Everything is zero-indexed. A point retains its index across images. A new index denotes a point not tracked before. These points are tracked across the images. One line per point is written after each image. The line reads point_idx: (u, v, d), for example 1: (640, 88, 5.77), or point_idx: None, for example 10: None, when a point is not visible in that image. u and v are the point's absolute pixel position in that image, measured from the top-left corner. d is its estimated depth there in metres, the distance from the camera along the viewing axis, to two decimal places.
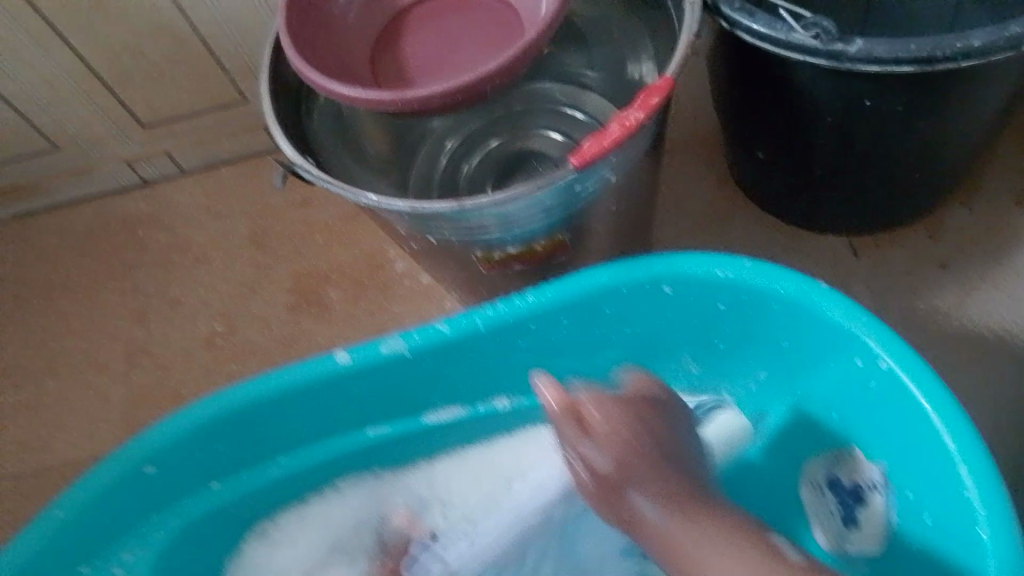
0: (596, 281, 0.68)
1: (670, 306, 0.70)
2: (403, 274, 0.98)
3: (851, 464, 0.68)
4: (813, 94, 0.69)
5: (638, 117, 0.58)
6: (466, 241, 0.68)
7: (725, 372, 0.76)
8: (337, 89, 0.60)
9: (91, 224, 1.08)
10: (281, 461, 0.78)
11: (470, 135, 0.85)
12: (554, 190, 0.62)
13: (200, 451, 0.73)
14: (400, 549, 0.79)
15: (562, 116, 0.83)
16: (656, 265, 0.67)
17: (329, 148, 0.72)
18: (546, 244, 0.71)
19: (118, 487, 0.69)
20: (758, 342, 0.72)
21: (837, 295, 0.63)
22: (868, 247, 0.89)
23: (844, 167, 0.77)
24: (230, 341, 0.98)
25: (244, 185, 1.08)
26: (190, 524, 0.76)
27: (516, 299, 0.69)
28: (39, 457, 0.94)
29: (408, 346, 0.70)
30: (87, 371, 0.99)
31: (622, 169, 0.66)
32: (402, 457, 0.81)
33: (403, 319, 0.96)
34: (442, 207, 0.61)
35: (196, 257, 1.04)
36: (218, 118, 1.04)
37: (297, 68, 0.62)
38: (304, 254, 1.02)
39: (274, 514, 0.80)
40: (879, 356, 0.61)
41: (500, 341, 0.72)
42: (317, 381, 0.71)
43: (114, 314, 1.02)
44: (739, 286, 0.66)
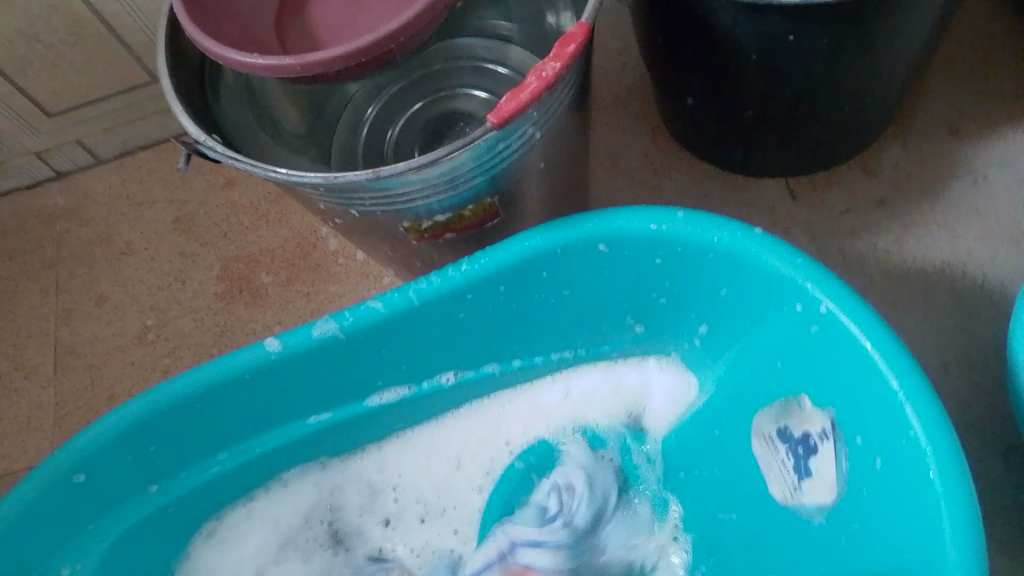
0: (529, 244, 0.65)
1: (607, 265, 0.68)
2: (336, 251, 0.95)
3: (802, 413, 0.67)
4: (737, 35, 0.67)
5: (555, 68, 0.55)
6: (390, 211, 0.65)
7: (668, 326, 0.75)
8: (235, 59, 0.57)
9: (4, 224, 1.03)
10: (220, 456, 0.75)
11: (390, 100, 0.81)
12: (476, 152, 0.59)
13: (133, 454, 0.69)
14: (354, 534, 0.77)
15: (486, 73, 0.80)
16: (589, 224, 0.65)
17: (239, 122, 0.68)
18: (475, 210, 0.69)
19: (46, 499, 0.66)
20: (699, 295, 0.70)
21: (773, 241, 0.62)
22: (805, 189, 0.88)
23: (774, 109, 0.76)
24: (162, 335, 0.94)
25: (164, 170, 1.03)
26: (131, 531, 0.73)
27: (449, 269, 0.67)
28: None
29: (341, 327, 0.68)
30: (12, 378, 0.94)
31: (545, 126, 0.63)
32: (348, 441, 0.79)
33: (340, 297, 0.93)
34: (359, 178, 0.58)
35: (118, 250, 0.99)
36: (128, 101, 0.98)
37: (194, 38, 0.58)
38: (232, 238, 0.98)
39: (220, 510, 0.78)
40: (819, 301, 0.60)
41: (437, 314, 0.70)
42: (249, 371, 0.68)
43: (37, 317, 0.97)
44: (675, 239, 0.64)
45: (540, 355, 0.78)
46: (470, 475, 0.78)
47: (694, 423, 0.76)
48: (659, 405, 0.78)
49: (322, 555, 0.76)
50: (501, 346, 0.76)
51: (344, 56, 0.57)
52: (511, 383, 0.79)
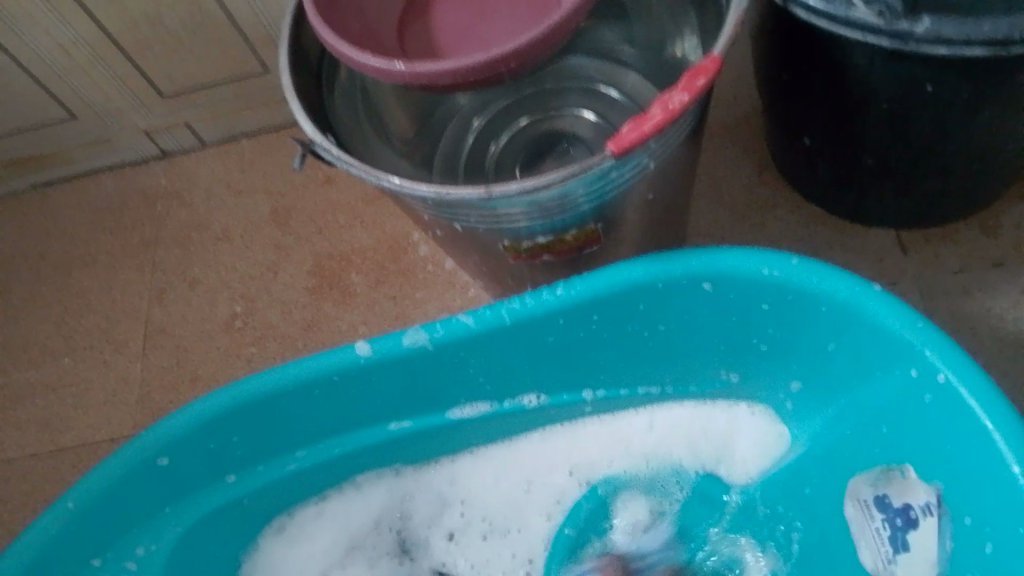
0: (631, 275, 0.64)
1: (709, 305, 0.66)
2: (426, 257, 0.95)
3: (905, 483, 0.62)
4: (869, 78, 0.65)
5: (682, 101, 0.54)
6: (493, 228, 0.64)
7: (764, 372, 0.72)
8: (346, 54, 0.57)
9: (110, 198, 1.06)
10: (298, 453, 0.75)
11: (499, 113, 0.80)
12: (588, 179, 0.58)
13: (216, 442, 0.70)
14: (420, 546, 0.76)
15: (596, 95, 0.78)
16: (694, 261, 0.63)
17: (350, 125, 0.69)
18: (577, 234, 0.67)
19: (130, 476, 0.67)
20: (803, 345, 0.68)
21: (893, 300, 0.59)
22: (918, 241, 0.83)
23: (897, 158, 0.73)
24: (249, 323, 0.95)
25: (266, 161, 1.05)
26: (205, 518, 0.73)
27: (544, 292, 0.65)
28: (53, 436, 0.92)
29: (431, 339, 0.67)
30: (104, 351, 0.97)
31: (660, 157, 0.61)
32: (423, 451, 0.78)
33: (426, 304, 0.92)
34: (469, 195, 0.57)
35: (215, 235, 1.01)
36: (239, 91, 1.00)
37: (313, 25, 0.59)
38: (325, 234, 0.98)
39: (291, 507, 0.77)
40: (937, 368, 0.57)
41: (528, 335, 0.69)
42: (337, 373, 0.68)
43: (133, 292, 1.00)
44: (788, 286, 0.62)
45: (627, 388, 0.75)
46: (546, 505, 0.75)
47: (781, 479, 0.72)
48: (748, 450, 0.74)
49: (387, 562, 0.75)
50: (590, 372, 0.74)
51: (452, 72, 0.56)
52: (593, 410, 0.77)
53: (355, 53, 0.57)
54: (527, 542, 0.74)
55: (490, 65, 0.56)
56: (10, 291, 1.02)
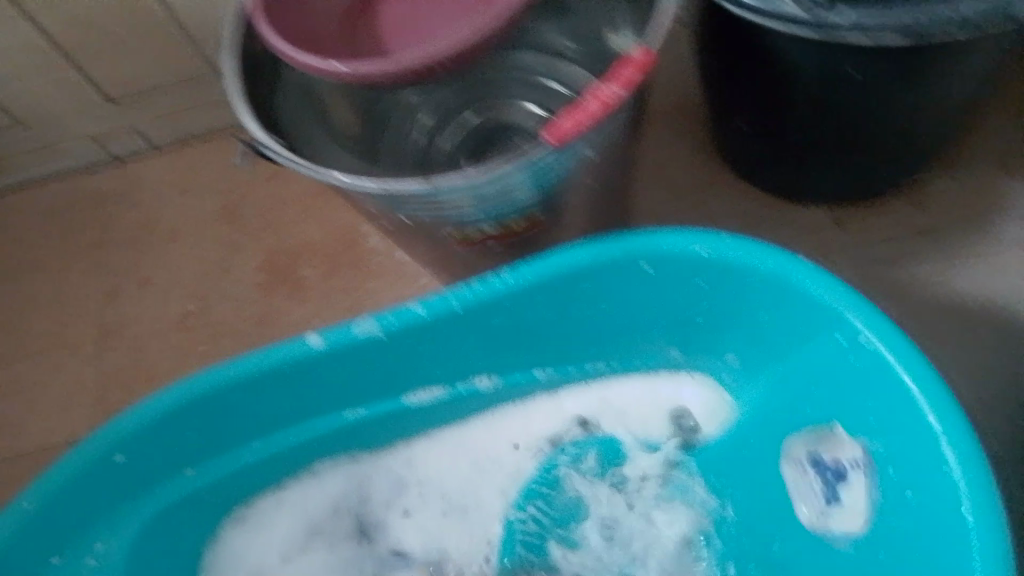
0: (572, 256, 0.66)
1: (648, 282, 0.69)
2: (377, 249, 0.96)
3: (834, 439, 0.67)
4: (793, 62, 0.68)
5: (616, 92, 0.58)
6: (438, 218, 0.67)
7: (704, 346, 0.75)
8: (288, 55, 0.61)
9: (56, 201, 1.06)
10: (255, 444, 0.76)
11: (444, 106, 0.82)
12: (529, 167, 0.61)
13: (173, 439, 0.71)
14: (379, 528, 0.77)
15: (537, 86, 0.81)
16: (632, 241, 0.65)
17: (297, 123, 0.71)
18: (522, 223, 0.70)
19: (86, 476, 0.68)
20: (739, 317, 0.71)
21: (818, 270, 0.62)
22: (847, 215, 0.88)
23: (824, 137, 0.76)
24: (203, 322, 0.96)
25: (213, 159, 1.05)
26: (164, 512, 0.74)
27: (490, 277, 0.68)
28: (10, 443, 0.92)
29: (382, 327, 0.69)
30: (57, 356, 0.96)
31: (598, 146, 0.64)
32: (379, 437, 0.79)
33: (378, 295, 0.94)
34: (411, 186, 0.59)
35: (165, 235, 1.01)
36: (183, 91, 1.00)
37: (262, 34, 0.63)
38: (276, 230, 0.99)
39: (249, 498, 0.78)
40: (860, 332, 0.60)
41: (476, 319, 0.71)
42: (290, 364, 0.70)
43: (84, 296, 1.00)
44: (721, 262, 0.65)
45: (575, 365, 0.78)
46: (503, 483, 0.78)
47: (727, 446, 0.76)
48: (694, 419, 0.77)
49: (348, 546, 0.77)
50: (538, 353, 0.76)
51: (387, 71, 0.59)
52: (544, 390, 0.80)
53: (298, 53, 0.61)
54: (484, 524, 0.77)
55: (422, 64, 0.59)
56: None
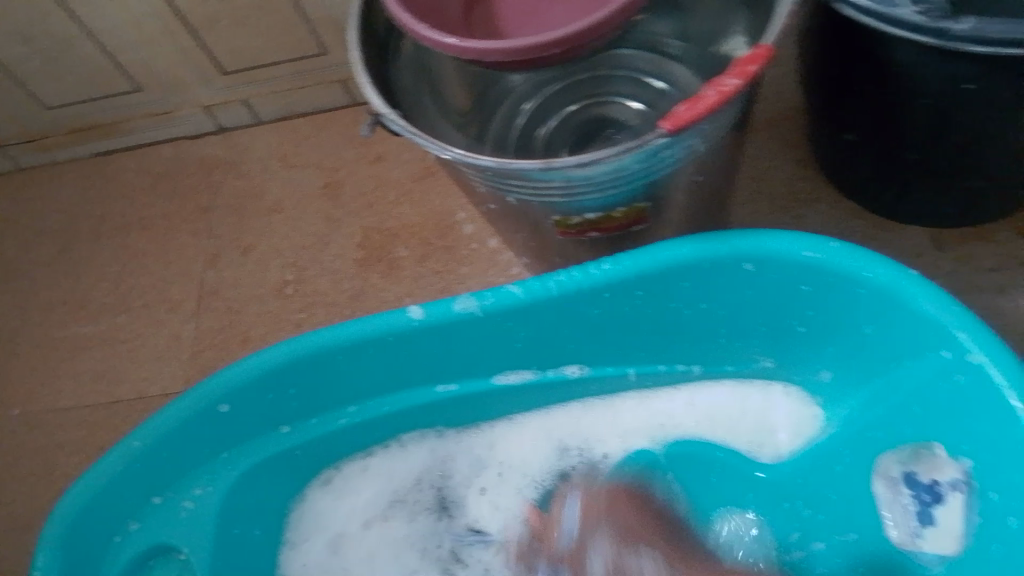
0: (677, 253, 0.67)
1: (750, 285, 0.69)
2: (471, 235, 0.98)
3: (933, 459, 0.66)
4: (914, 75, 0.67)
5: (735, 84, 0.57)
6: (546, 202, 0.68)
7: (797, 355, 0.75)
8: (405, 21, 0.62)
9: (168, 167, 1.11)
10: (348, 410, 0.78)
11: (549, 98, 0.83)
12: (644, 155, 0.61)
13: (274, 395, 0.74)
14: (459, 504, 0.79)
15: (642, 85, 0.82)
16: (740, 242, 0.66)
17: (411, 95, 0.72)
18: (625, 213, 0.71)
19: (193, 423, 0.71)
20: (840, 328, 0.70)
21: (928, 285, 0.62)
22: (951, 238, 0.86)
23: (935, 154, 0.75)
24: (300, 291, 0.98)
25: (319, 136, 1.09)
26: (258, 468, 0.76)
27: (592, 267, 0.69)
28: (109, 390, 0.96)
29: (482, 306, 0.71)
30: (159, 312, 1.01)
31: (709, 139, 0.65)
32: (466, 415, 0.81)
33: (469, 279, 0.96)
34: (531, 166, 0.60)
35: (268, 206, 1.05)
36: (298, 68, 1.04)
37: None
38: (375, 209, 1.02)
39: (338, 460, 0.81)
40: (968, 350, 0.60)
41: (574, 308, 0.72)
42: (390, 334, 0.72)
43: (187, 257, 1.04)
44: (829, 269, 0.65)
45: (664, 364, 0.79)
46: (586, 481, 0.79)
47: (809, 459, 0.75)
48: (785, 435, 0.77)
49: (427, 518, 0.79)
50: (630, 348, 0.77)
51: (499, 51, 0.60)
52: (635, 380, 0.80)
53: (416, 20, 0.62)
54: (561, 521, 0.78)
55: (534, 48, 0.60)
56: (69, 252, 1.07)
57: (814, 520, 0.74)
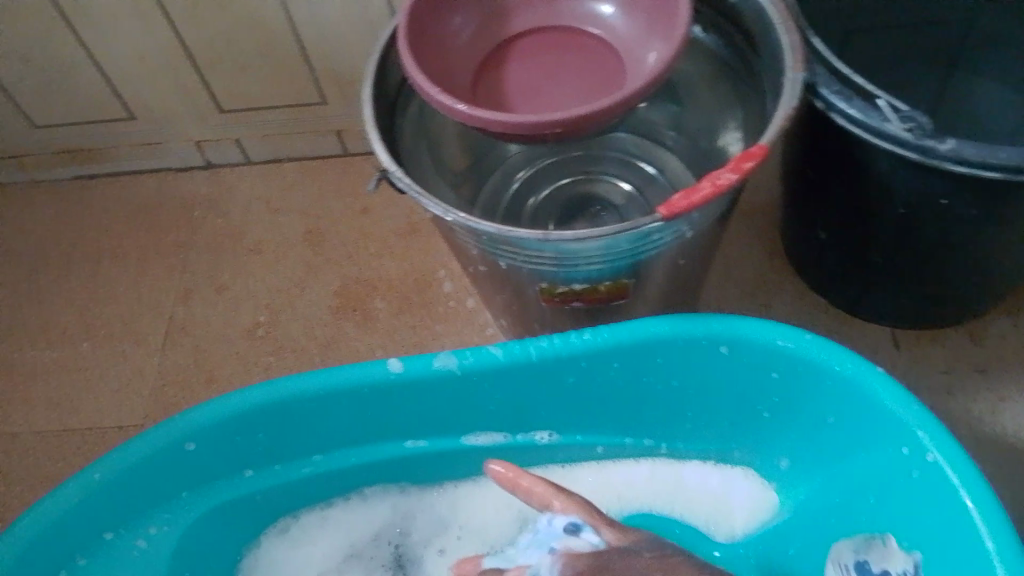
0: (655, 329, 0.69)
1: (723, 368, 0.72)
2: (449, 294, 1.00)
3: (885, 550, 0.67)
4: (890, 185, 0.72)
5: (731, 179, 0.60)
6: (535, 270, 0.70)
7: (762, 440, 0.78)
8: (419, 83, 0.64)
9: (149, 198, 1.11)
10: (315, 458, 0.78)
11: (541, 170, 0.86)
12: (636, 236, 0.63)
13: (243, 437, 0.73)
14: (415, 562, 0.79)
15: (632, 168, 0.86)
16: (717, 324, 0.68)
17: (413, 152, 0.75)
18: (609, 287, 0.72)
19: (157, 458, 0.70)
20: (805, 416, 0.73)
21: (893, 382, 0.65)
22: (909, 339, 0.90)
23: (901, 258, 0.80)
24: (272, 334, 0.98)
25: (307, 183, 1.10)
26: (216, 509, 0.75)
27: (572, 334, 0.70)
28: (64, 417, 0.94)
29: (460, 364, 0.72)
30: (124, 342, 0.99)
31: (698, 227, 0.68)
32: (431, 472, 0.81)
33: (444, 336, 0.97)
34: (528, 235, 0.62)
35: (248, 246, 1.05)
36: (294, 115, 1.06)
37: (402, 61, 0.66)
38: (355, 260, 1.03)
39: (297, 509, 0.80)
40: (927, 448, 0.62)
41: (550, 374, 0.73)
42: (368, 385, 0.72)
43: (160, 289, 1.03)
44: (799, 359, 0.68)
45: (631, 439, 0.80)
46: None
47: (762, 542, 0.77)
48: (740, 516, 0.78)
49: (382, 575, 0.78)
50: (601, 418, 0.78)
51: (502, 122, 0.62)
52: (602, 452, 0.81)
53: (429, 84, 0.64)
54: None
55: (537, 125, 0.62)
56: (38, 273, 1.05)
57: None
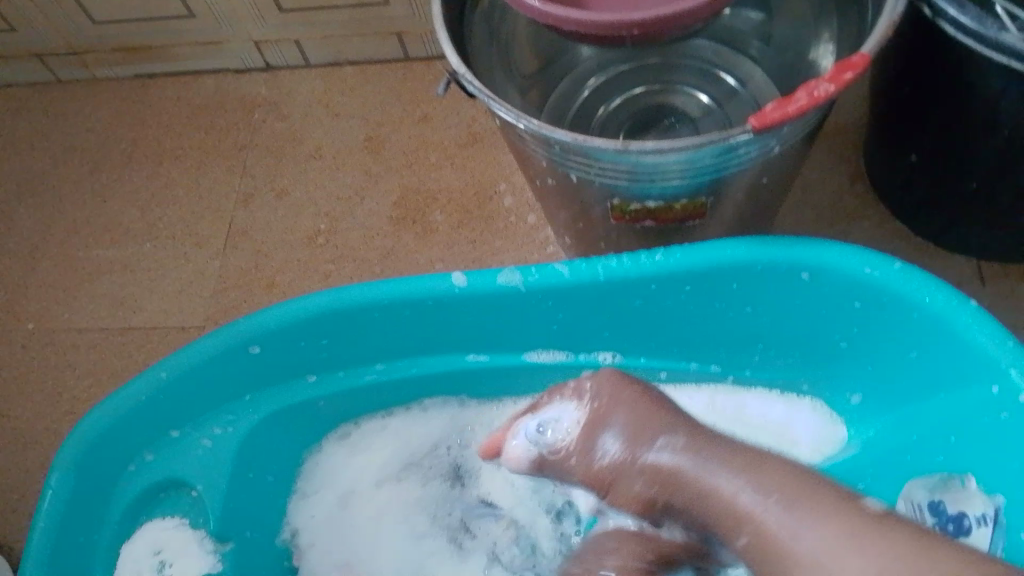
0: (733, 252, 0.66)
1: (802, 295, 0.69)
2: (510, 208, 0.97)
3: (962, 492, 0.63)
4: (998, 106, 0.67)
5: (829, 90, 0.55)
6: (608, 185, 0.66)
7: (834, 371, 0.75)
8: None
9: (209, 99, 1.09)
10: (376, 367, 0.77)
11: (613, 78, 0.82)
12: (722, 149, 0.59)
13: (306, 344, 0.72)
14: (472, 475, 0.79)
15: (711, 79, 0.81)
16: (801, 250, 0.65)
17: (483, 56, 0.71)
18: (685, 205, 0.69)
19: (221, 360, 0.70)
20: (884, 349, 0.70)
21: (986, 318, 0.61)
22: (995, 274, 0.85)
23: (999, 186, 0.74)
24: (331, 241, 0.97)
25: (367, 88, 1.07)
26: (280, 413, 0.75)
27: (643, 255, 0.68)
28: (128, 315, 0.95)
29: (525, 281, 0.70)
30: (185, 244, 0.99)
31: (785, 142, 0.63)
32: (490, 388, 0.80)
33: (504, 252, 0.94)
34: (606, 146, 0.59)
35: (308, 152, 1.03)
36: (356, 15, 1.02)
37: None
38: (415, 169, 1.01)
39: (358, 417, 0.80)
40: (1018, 388, 0.59)
41: (618, 295, 0.71)
42: (431, 297, 0.71)
43: (221, 193, 1.02)
44: (884, 288, 0.64)
45: (697, 363, 0.78)
46: None
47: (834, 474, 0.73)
48: (808, 448, 0.76)
49: (438, 485, 0.78)
50: (667, 342, 0.76)
51: (579, 22, 0.58)
52: (665, 378, 0.79)
53: None
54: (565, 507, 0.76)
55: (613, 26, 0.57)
56: (100, 171, 1.05)
57: None
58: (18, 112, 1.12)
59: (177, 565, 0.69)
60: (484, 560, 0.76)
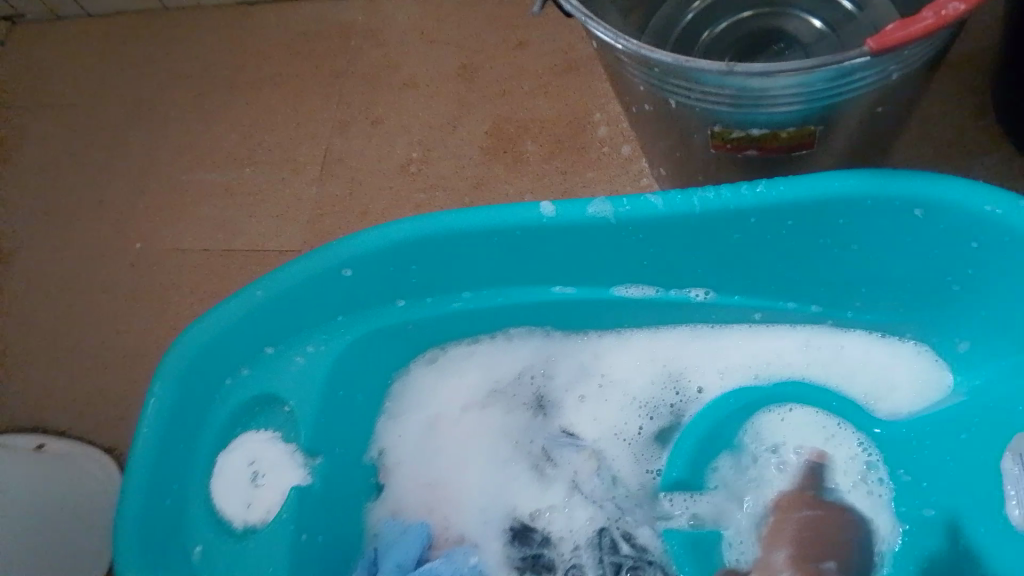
0: (840, 186, 0.62)
1: (913, 233, 0.65)
2: (604, 139, 0.94)
3: None
4: None
5: (959, 9, 0.50)
6: (709, 111, 0.63)
7: (942, 315, 0.71)
8: None
9: (307, 26, 1.10)
10: (464, 294, 0.77)
11: (720, 1, 0.77)
12: (835, 72, 0.55)
13: (397, 269, 0.73)
14: (556, 405, 0.79)
15: (828, 2, 0.75)
16: (914, 184, 0.61)
17: None
18: (792, 134, 0.65)
19: (315, 281, 0.71)
20: (1003, 292, 0.65)
21: None
22: None
23: None
24: (424, 171, 0.97)
25: (464, 14, 1.05)
26: (371, 336, 0.76)
27: (743, 187, 0.65)
28: (229, 238, 0.98)
29: (616, 212, 0.68)
30: (282, 170, 1.01)
31: (906, 67, 0.59)
32: (578, 320, 0.79)
33: (597, 184, 0.92)
34: (709, 67, 0.55)
35: (403, 80, 1.03)
36: None
37: None
38: (509, 98, 0.99)
39: (446, 342, 0.81)
40: None
41: (714, 228, 0.68)
42: (521, 227, 0.70)
43: (318, 121, 1.03)
44: (1006, 227, 0.60)
45: (794, 304, 0.75)
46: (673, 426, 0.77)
47: (932, 423, 0.71)
48: (910, 396, 0.73)
49: (523, 413, 0.79)
50: (764, 280, 0.73)
51: None
52: (760, 317, 0.77)
53: None
54: (651, 447, 0.76)
55: None
56: (204, 98, 1.08)
57: (914, 486, 0.70)
58: (129, 39, 1.15)
59: (270, 476, 0.71)
60: (565, 489, 0.76)
